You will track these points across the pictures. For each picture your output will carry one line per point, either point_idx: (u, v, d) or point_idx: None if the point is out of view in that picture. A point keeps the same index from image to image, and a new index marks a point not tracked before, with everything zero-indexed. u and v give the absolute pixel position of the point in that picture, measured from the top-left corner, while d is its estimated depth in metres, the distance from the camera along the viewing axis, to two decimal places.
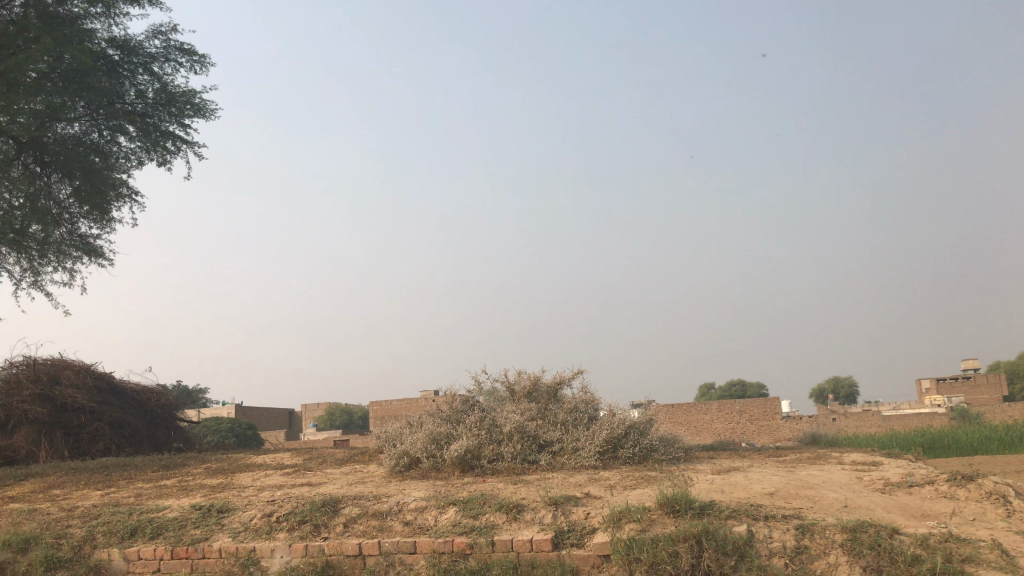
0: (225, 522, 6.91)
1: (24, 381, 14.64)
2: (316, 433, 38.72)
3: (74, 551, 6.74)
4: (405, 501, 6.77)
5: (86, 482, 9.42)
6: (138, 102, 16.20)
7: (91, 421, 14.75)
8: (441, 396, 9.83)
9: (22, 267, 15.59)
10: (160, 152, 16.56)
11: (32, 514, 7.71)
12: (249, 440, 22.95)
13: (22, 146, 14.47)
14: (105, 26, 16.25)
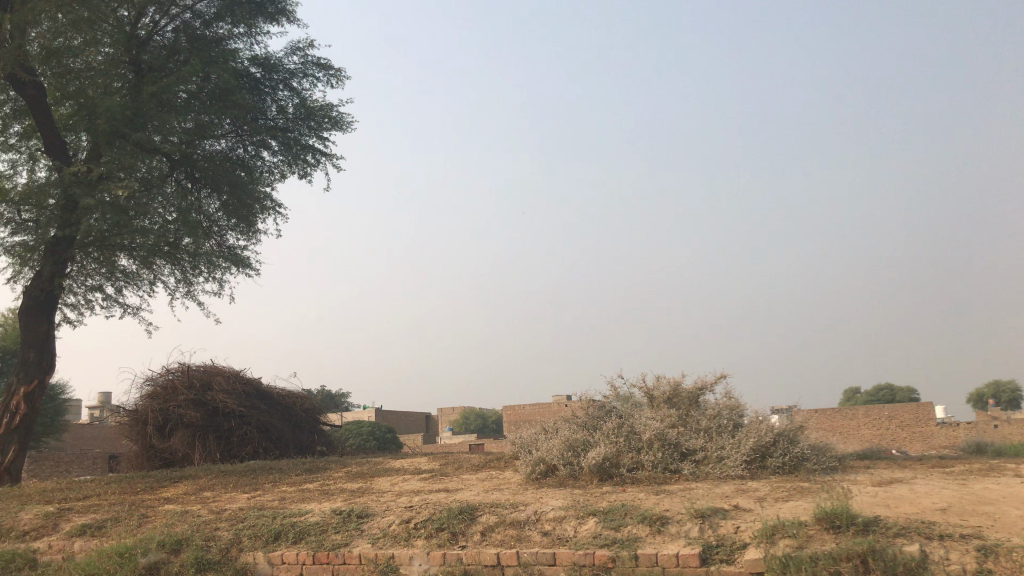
0: (365, 527, 6.90)
1: (179, 387, 15.45)
2: (453, 437, 39.34)
3: (222, 553, 6.91)
4: (544, 511, 6.56)
5: (234, 485, 9.73)
6: (279, 117, 16.79)
7: (240, 425, 15.33)
8: (577, 401, 9.60)
9: (177, 278, 16.38)
10: (301, 165, 17.07)
11: (184, 515, 8.00)
12: (389, 443, 23.42)
13: (175, 163, 15.23)
14: (248, 46, 16.95)
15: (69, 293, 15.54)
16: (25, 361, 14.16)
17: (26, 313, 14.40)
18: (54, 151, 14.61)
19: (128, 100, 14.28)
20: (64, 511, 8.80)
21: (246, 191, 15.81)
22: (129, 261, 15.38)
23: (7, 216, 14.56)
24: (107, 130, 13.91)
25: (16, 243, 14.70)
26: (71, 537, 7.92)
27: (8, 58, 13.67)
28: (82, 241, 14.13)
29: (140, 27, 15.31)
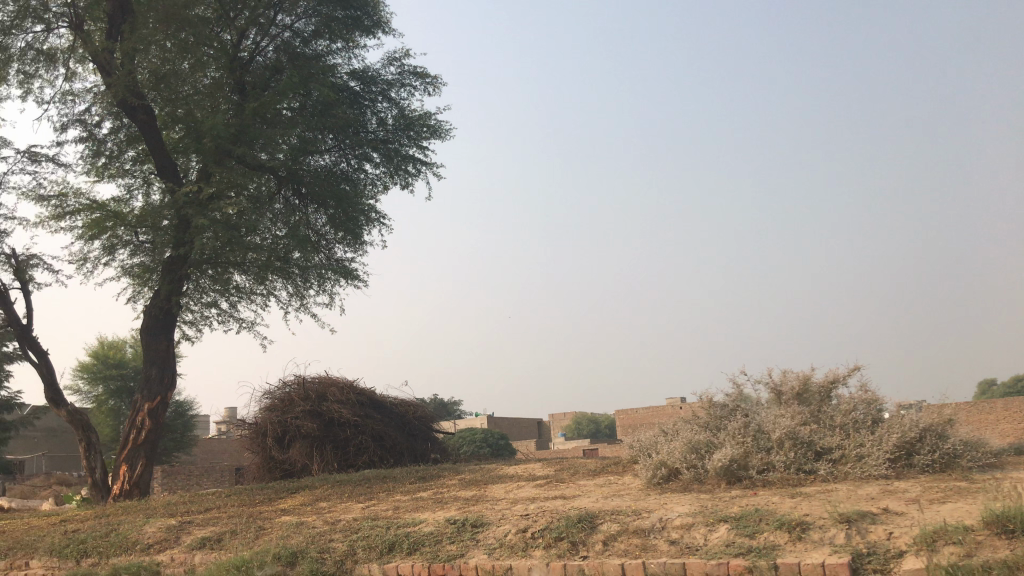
0: (480, 537, 6.61)
1: (295, 399, 15.64)
2: (566, 443, 38.94)
3: (337, 565, 6.75)
4: (669, 517, 6.11)
5: (349, 495, 9.64)
6: (379, 129, 16.84)
7: (356, 434, 15.38)
8: (697, 402, 9.06)
9: (289, 292, 16.60)
10: (403, 176, 17.03)
11: (300, 527, 7.91)
12: (503, 450, 23.27)
13: (282, 181, 15.43)
14: (346, 61, 17.10)
15: (187, 311, 15.98)
16: (148, 378, 14.58)
17: (149, 331, 14.87)
18: (166, 174, 15.05)
19: (233, 118, 14.59)
20: (186, 524, 8.89)
21: (351, 204, 15.85)
22: (243, 278, 15.68)
23: (126, 239, 15.11)
24: (215, 149, 14.29)
25: (135, 264, 15.33)
26: (192, 550, 7.95)
27: (120, 85, 14.16)
28: (197, 260, 14.48)
29: (241, 48, 15.64)
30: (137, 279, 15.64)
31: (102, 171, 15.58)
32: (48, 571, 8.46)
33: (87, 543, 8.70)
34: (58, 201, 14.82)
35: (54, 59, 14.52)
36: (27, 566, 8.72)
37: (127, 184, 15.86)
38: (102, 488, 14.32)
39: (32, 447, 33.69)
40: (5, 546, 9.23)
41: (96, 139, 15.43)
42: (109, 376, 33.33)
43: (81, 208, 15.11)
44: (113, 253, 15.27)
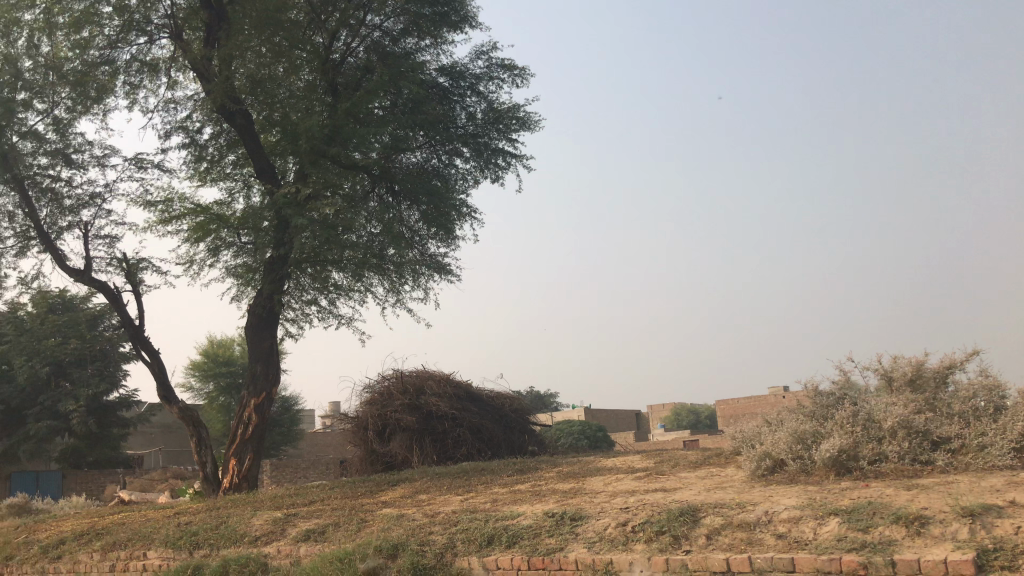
0: (580, 531, 6.51)
1: (394, 393, 15.90)
2: (665, 434, 38.47)
3: (437, 558, 6.76)
4: (775, 510, 5.89)
5: (447, 487, 9.69)
6: (469, 123, 16.89)
7: (454, 427, 15.50)
8: (801, 390, 8.73)
9: (386, 289, 16.85)
10: (493, 169, 17.04)
11: (400, 520, 7.98)
12: (601, 441, 23.12)
13: (376, 179, 15.64)
14: (435, 57, 17.21)
15: (288, 309, 16.41)
16: (254, 375, 15.03)
17: (254, 329, 15.33)
18: (265, 176, 15.47)
19: (327, 119, 14.87)
20: (291, 517, 9.10)
21: (443, 199, 15.95)
22: (341, 275, 15.98)
23: (229, 241, 15.61)
24: (311, 150, 14.59)
25: (239, 264, 15.83)
26: (297, 542, 8.12)
27: (219, 91, 14.59)
28: (297, 259, 14.83)
29: (333, 50, 15.90)
30: (240, 279, 16.14)
31: (205, 176, 16.15)
32: (164, 562, 8.78)
33: (199, 535, 9.00)
34: (165, 206, 15.42)
35: (157, 69, 15.10)
36: (144, 557, 9.08)
37: (228, 187, 16.39)
38: (213, 482, 14.86)
39: (150, 442, 35.36)
40: (125, 537, 9.65)
41: (198, 144, 15.97)
42: (218, 373, 34.65)
43: (187, 212, 15.69)
44: (217, 255, 15.80)
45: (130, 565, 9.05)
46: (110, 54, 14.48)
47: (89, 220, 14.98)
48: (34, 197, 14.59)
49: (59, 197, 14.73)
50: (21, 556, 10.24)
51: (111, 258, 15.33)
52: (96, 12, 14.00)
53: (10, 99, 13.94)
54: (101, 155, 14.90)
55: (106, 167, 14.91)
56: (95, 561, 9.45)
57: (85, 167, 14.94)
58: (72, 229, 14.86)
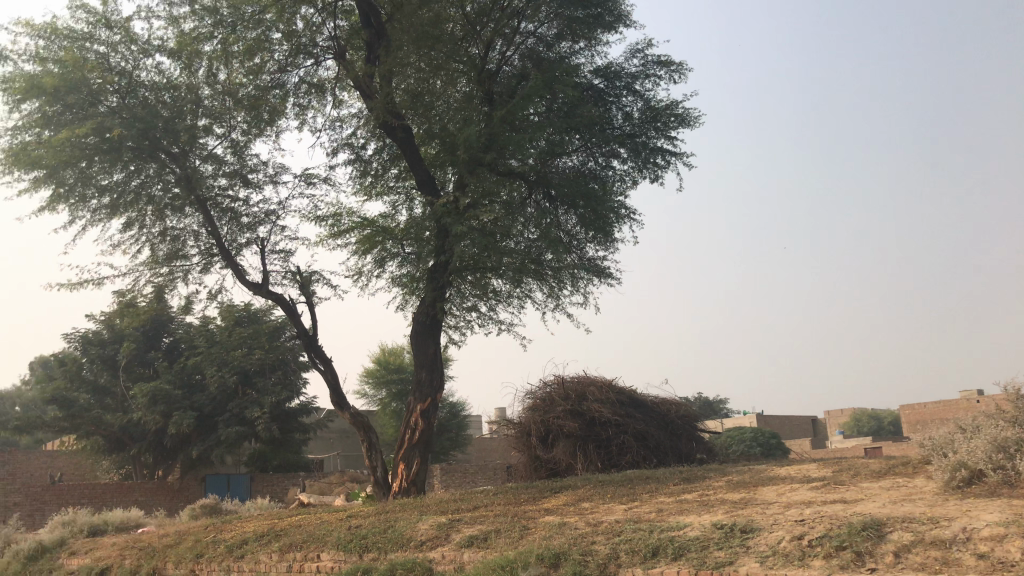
0: (751, 544, 6.12)
1: (556, 399, 15.81)
2: (843, 441, 36.51)
3: (600, 569, 6.53)
4: (976, 527, 5.29)
5: (612, 495, 9.45)
6: (626, 124, 16.60)
7: (618, 434, 15.21)
8: (1002, 394, 7.88)
9: (545, 294, 16.80)
10: (652, 169, 16.65)
11: (563, 528, 7.82)
12: (774, 449, 22.11)
13: (532, 185, 15.58)
14: (590, 59, 17.05)
15: (450, 316, 16.68)
16: (419, 381, 15.35)
17: (418, 337, 15.68)
18: (426, 187, 15.81)
19: (484, 127, 14.99)
20: (456, 522, 9.15)
21: (601, 202, 15.66)
22: (501, 282, 16.08)
23: (394, 251, 16.06)
24: (469, 159, 14.77)
25: (403, 274, 16.26)
26: (461, 548, 8.12)
27: (380, 106, 15.01)
28: (458, 267, 15.04)
29: (489, 60, 16.04)
30: (405, 288, 16.56)
31: (370, 190, 16.71)
32: (336, 564, 9.03)
33: (368, 539, 9.21)
34: (334, 220, 16.06)
35: (323, 89, 15.78)
36: (318, 559, 9.39)
37: (392, 200, 16.88)
38: (384, 486, 15.27)
39: (329, 446, 37.13)
40: (300, 539, 10.04)
41: (363, 160, 16.53)
42: (390, 380, 35.94)
43: (354, 226, 16.27)
44: (383, 266, 16.29)
45: (306, 566, 9.37)
46: (280, 78, 15.26)
47: (265, 236, 15.82)
48: (215, 216, 15.58)
49: (238, 215, 15.66)
50: (209, 554, 10.85)
51: (286, 271, 16.12)
52: (267, 39, 14.79)
53: (193, 125, 14.94)
54: (274, 174, 15.72)
55: (279, 185, 15.71)
56: (274, 561, 9.87)
57: (260, 187, 15.79)
58: (250, 246, 15.74)
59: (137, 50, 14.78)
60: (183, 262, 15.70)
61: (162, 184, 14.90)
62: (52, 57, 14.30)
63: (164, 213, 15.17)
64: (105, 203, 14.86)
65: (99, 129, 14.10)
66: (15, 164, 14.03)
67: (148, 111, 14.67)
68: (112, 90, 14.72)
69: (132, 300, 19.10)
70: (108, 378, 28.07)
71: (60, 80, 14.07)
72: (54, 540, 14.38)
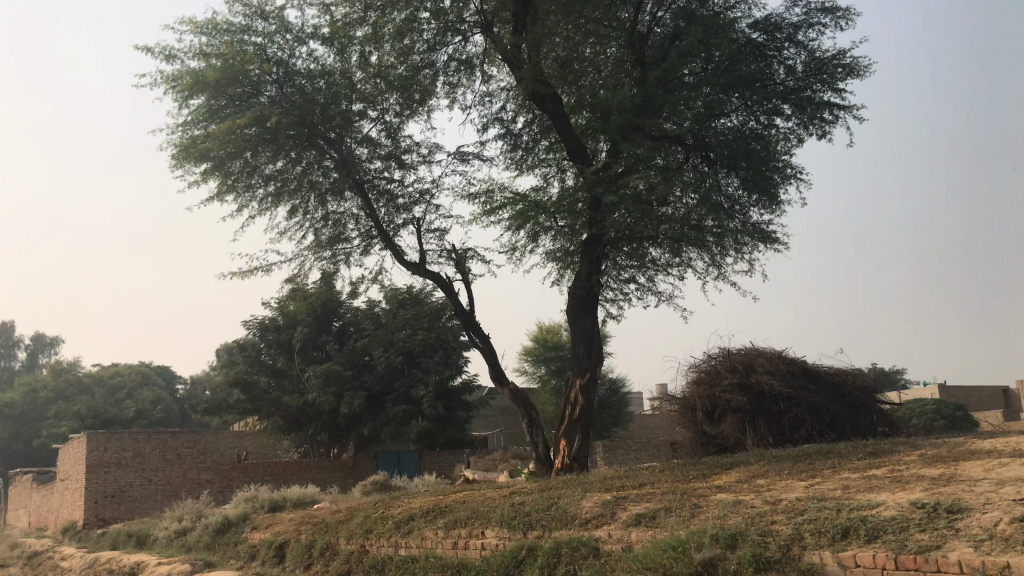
0: (960, 526, 5.39)
1: (722, 371, 15.14)
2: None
3: (782, 551, 5.94)
4: None
5: (789, 471, 8.77)
6: (789, 78, 15.51)
7: (790, 408, 14.31)
8: None
9: (707, 262, 16.07)
10: (819, 125, 15.48)
11: (737, 506, 7.28)
12: (964, 421, 20.32)
13: (690, 149, 14.80)
14: (747, 12, 16.05)
15: (607, 289, 16.27)
16: (578, 356, 15.01)
17: (575, 312, 15.33)
18: (578, 156, 15.52)
19: (637, 91, 14.42)
20: (622, 500, 8.76)
21: (765, 162, 14.68)
22: (659, 250, 15.50)
23: (548, 226, 15.82)
24: (622, 125, 14.28)
25: (557, 248, 16.02)
26: (629, 527, 7.72)
27: (529, 77, 14.73)
28: (613, 237, 14.61)
29: (639, 24, 15.33)
30: (560, 262, 16.34)
31: (522, 164, 16.54)
32: (501, 542, 8.85)
33: (532, 516, 8.99)
34: (486, 197, 15.98)
35: (472, 65, 15.66)
36: (482, 536, 9.26)
37: (543, 173, 16.65)
38: (546, 463, 15.11)
39: (492, 424, 37.61)
40: (465, 516, 9.98)
41: (513, 133, 16.31)
42: (549, 358, 35.94)
43: (506, 201, 16.11)
44: (537, 240, 16.11)
45: (471, 542, 9.27)
46: (429, 57, 15.20)
47: (421, 216, 15.93)
48: (373, 199, 15.81)
49: (393, 196, 15.84)
50: (378, 530, 10.98)
51: (442, 250, 16.19)
52: (416, 19, 14.79)
53: (348, 109, 15.16)
54: (428, 153, 15.76)
55: (433, 164, 15.77)
56: (440, 537, 9.84)
57: (414, 167, 15.89)
58: (406, 226, 15.90)
59: (292, 38, 15.13)
60: (345, 246, 16.05)
61: (322, 170, 15.29)
62: (214, 52, 14.84)
63: (326, 199, 15.53)
64: (270, 192, 15.39)
65: (260, 119, 14.56)
66: (187, 158, 14.76)
67: (305, 99, 15.00)
68: (271, 79, 15.14)
69: (300, 286, 19.85)
70: (284, 362, 29.53)
71: (222, 73, 14.57)
72: (237, 514, 15.11)
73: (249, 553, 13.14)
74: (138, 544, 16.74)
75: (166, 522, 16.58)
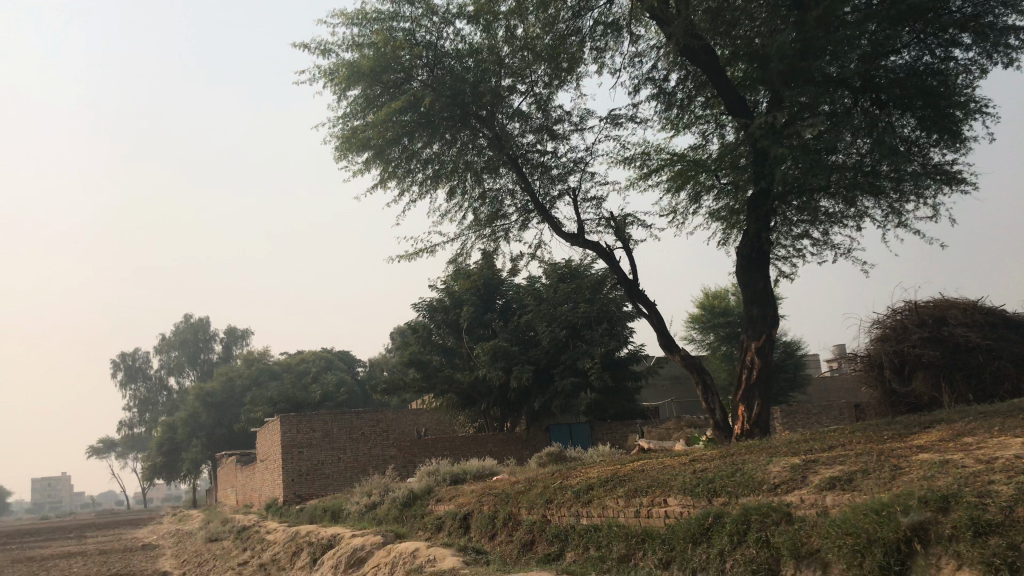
0: None
1: (909, 326, 14.10)
2: None
3: (1004, 514, 5.41)
4: None
5: (1000, 428, 8.00)
6: (966, 5, 13.81)
7: (991, 360, 13.18)
8: None
9: (885, 211, 15.04)
10: (1004, 52, 14.03)
11: (945, 466, 6.71)
12: None
13: (858, 93, 13.86)
14: None
15: (778, 248, 15.56)
16: (751, 318, 14.42)
17: (745, 272, 14.74)
18: (736, 110, 14.86)
19: (797, 35, 13.50)
20: (812, 463, 8.32)
21: (945, 98, 13.50)
22: (831, 202, 14.65)
23: (709, 185, 15.31)
24: (782, 71, 13.60)
25: (721, 207, 15.47)
26: (822, 491, 7.31)
27: (679, 32, 14.16)
28: (781, 192, 13.92)
29: None
30: (724, 221, 15.79)
31: (678, 124, 16.05)
32: (685, 510, 8.64)
33: (716, 482, 8.70)
34: (643, 160, 15.62)
35: (619, 26, 15.26)
36: (665, 504, 9.07)
37: (700, 130, 16.15)
38: (725, 429, 14.68)
39: (663, 394, 37.07)
40: (646, 484, 9.81)
41: (667, 92, 15.80)
42: (717, 324, 34.90)
43: (664, 163, 15.67)
44: (699, 201, 15.61)
45: (654, 511, 9.10)
46: (575, 24, 14.81)
47: (577, 185, 15.76)
48: (528, 173, 15.79)
49: (548, 168, 15.75)
50: (558, 500, 11.00)
51: (601, 219, 15.96)
52: None
53: (497, 85, 15.19)
54: (580, 121, 15.55)
55: (586, 132, 15.54)
56: (621, 506, 9.72)
57: (567, 137, 15.71)
58: (563, 197, 15.78)
59: (439, 20, 15.29)
60: (503, 222, 16.13)
61: (476, 148, 15.44)
62: (366, 42, 15.24)
63: (482, 177, 15.68)
64: (429, 175, 15.68)
65: (414, 103, 14.83)
66: (349, 148, 15.29)
67: (455, 79, 15.06)
68: (421, 64, 15.33)
69: (463, 266, 20.13)
70: (453, 341, 30.30)
71: (374, 62, 14.94)
72: (421, 488, 15.62)
73: (435, 525, 13.52)
74: (334, 518, 17.66)
75: (357, 497, 17.39)
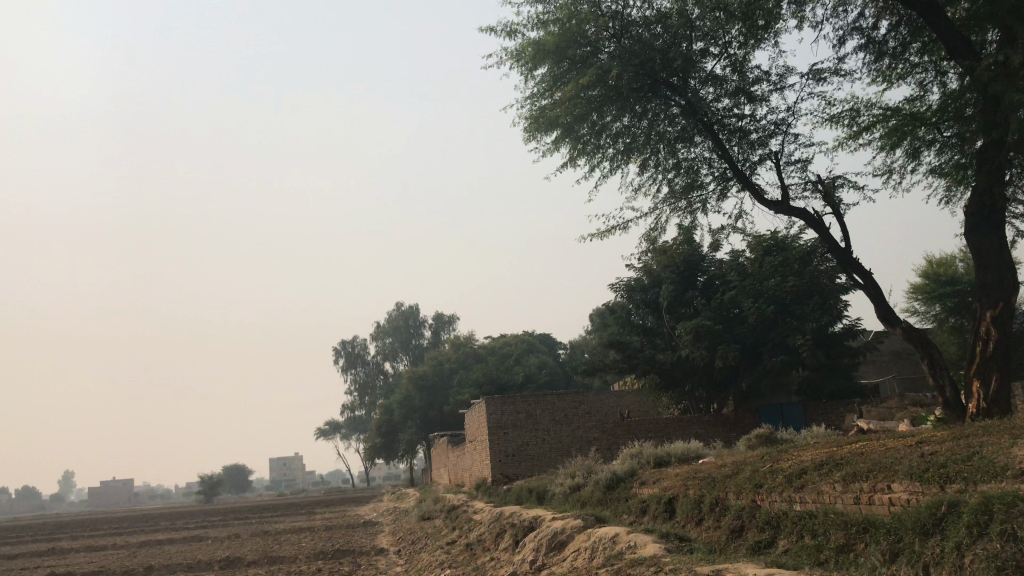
0: None
1: None
2: None
3: None
4: None
5: None
6: None
7: None
8: None
9: None
10: None
11: None
12: None
13: None
14: None
15: (1015, 203, 13.89)
16: (985, 284, 12.93)
17: (975, 233, 13.22)
18: (958, 54, 13.34)
19: None
20: None
21: None
22: None
23: (930, 139, 13.91)
24: (1014, 5, 12.03)
25: (945, 162, 14.00)
26: None
27: None
28: (1017, 142, 12.31)
29: None
30: (949, 178, 14.29)
31: (890, 75, 14.68)
32: (913, 496, 7.83)
33: (949, 467, 7.80)
34: (851, 117, 14.43)
35: None
36: (890, 490, 8.27)
37: (917, 80, 14.70)
38: (956, 408, 13.30)
39: (884, 370, 34.54)
40: (866, 468, 9.00)
41: (877, 41, 14.46)
42: (944, 294, 31.97)
43: (876, 118, 14.38)
44: (919, 157, 14.23)
45: (876, 497, 8.33)
46: None
47: (779, 149, 14.81)
48: (725, 138, 15.03)
49: (747, 133, 14.91)
50: (769, 485, 10.39)
51: (807, 183, 14.93)
52: None
53: (688, 50, 14.53)
54: (779, 80, 14.57)
55: (786, 91, 14.54)
56: (838, 492, 8.99)
57: (766, 98, 14.77)
58: (764, 162, 14.89)
59: None
60: (700, 192, 15.48)
61: (668, 118, 14.84)
62: (552, 19, 15.07)
63: (676, 147, 15.08)
64: (620, 149, 15.33)
65: (602, 77, 14.51)
66: (539, 128, 15.22)
67: (643, 47, 14.52)
68: (608, 36, 14.90)
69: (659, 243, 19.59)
70: (654, 321, 29.77)
71: (560, 37, 14.74)
72: (625, 470, 15.35)
73: (640, 508, 13.23)
74: (539, 499, 17.80)
75: (561, 479, 17.39)
